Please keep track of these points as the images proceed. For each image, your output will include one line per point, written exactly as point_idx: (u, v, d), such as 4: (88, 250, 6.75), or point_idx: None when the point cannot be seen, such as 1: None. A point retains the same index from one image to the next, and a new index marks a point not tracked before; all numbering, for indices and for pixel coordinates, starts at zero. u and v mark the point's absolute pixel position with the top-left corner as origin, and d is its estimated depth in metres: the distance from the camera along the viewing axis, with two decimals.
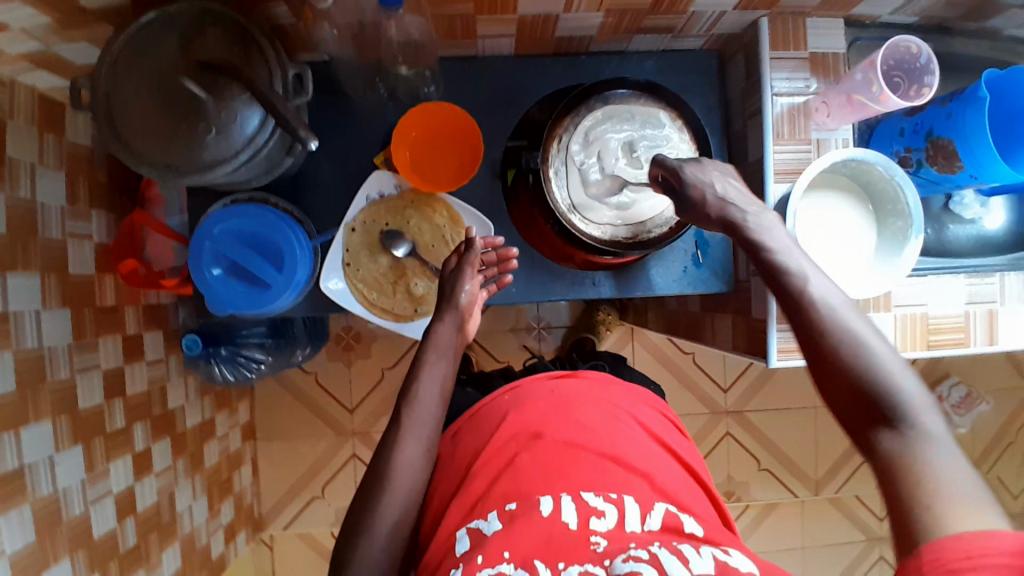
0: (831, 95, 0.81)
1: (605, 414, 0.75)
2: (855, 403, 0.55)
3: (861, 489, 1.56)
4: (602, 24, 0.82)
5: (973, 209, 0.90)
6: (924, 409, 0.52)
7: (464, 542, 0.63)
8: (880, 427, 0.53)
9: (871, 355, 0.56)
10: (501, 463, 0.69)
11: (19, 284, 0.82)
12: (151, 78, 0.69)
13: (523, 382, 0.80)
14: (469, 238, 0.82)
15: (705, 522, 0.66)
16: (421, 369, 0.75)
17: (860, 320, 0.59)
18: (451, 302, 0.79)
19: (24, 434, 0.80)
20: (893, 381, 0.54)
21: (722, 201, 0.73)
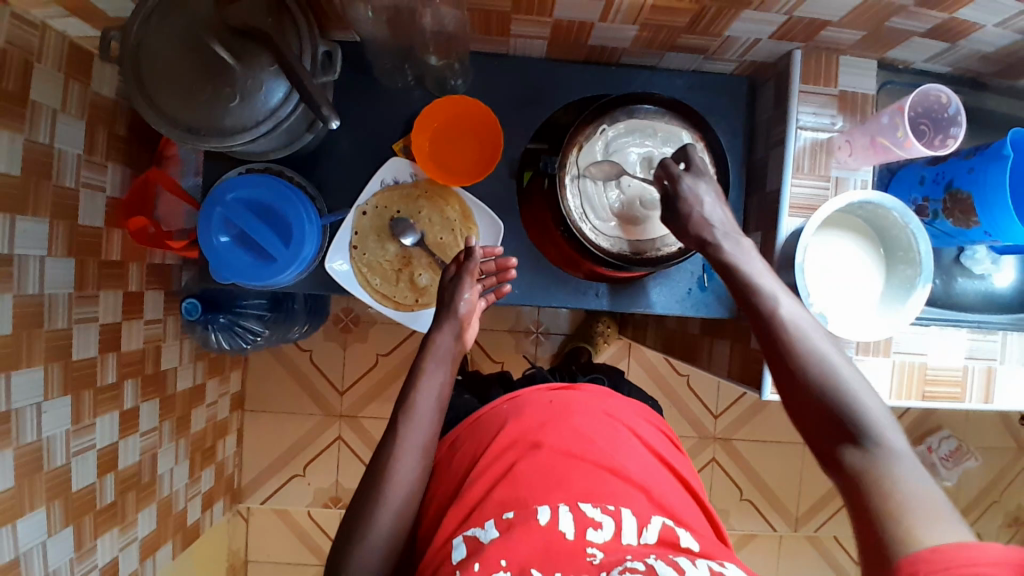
0: (856, 134, 0.81)
1: (602, 424, 0.75)
2: (825, 423, 0.60)
3: (840, 531, 1.55)
4: (636, 37, 0.82)
5: (985, 264, 0.90)
6: (887, 427, 0.58)
7: (462, 548, 0.63)
8: (849, 445, 0.58)
9: (838, 376, 0.61)
10: (498, 470, 0.69)
11: (28, 229, 0.82)
12: (182, 37, 0.69)
13: (523, 392, 0.80)
14: (469, 246, 0.82)
15: (701, 536, 0.67)
16: (419, 377, 0.75)
17: (824, 340, 0.65)
18: (450, 310, 0.79)
19: (16, 379, 0.81)
20: (861, 402, 0.59)
21: (702, 220, 0.75)
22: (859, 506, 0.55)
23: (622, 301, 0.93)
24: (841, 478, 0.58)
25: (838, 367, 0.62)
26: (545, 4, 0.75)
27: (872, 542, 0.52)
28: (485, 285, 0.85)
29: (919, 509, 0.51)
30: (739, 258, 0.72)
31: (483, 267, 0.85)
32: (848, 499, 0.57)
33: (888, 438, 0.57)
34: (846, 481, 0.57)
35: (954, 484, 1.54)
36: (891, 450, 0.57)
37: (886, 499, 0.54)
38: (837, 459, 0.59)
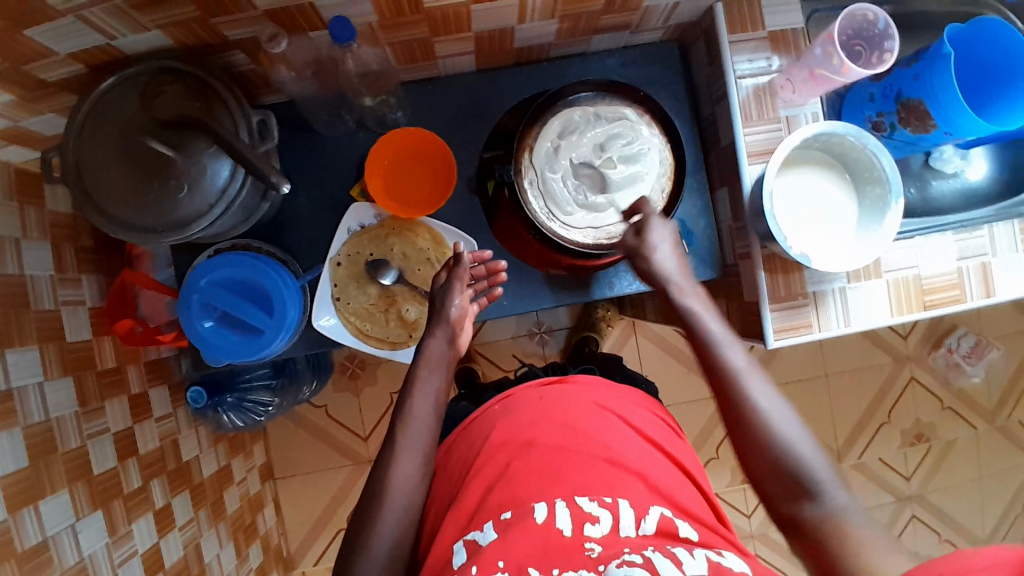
0: (795, 70, 0.81)
1: (595, 415, 0.79)
2: (783, 483, 0.69)
3: (885, 452, 1.52)
4: (559, 29, 0.83)
5: (954, 162, 0.90)
6: (834, 484, 0.68)
7: (462, 553, 0.67)
8: (804, 502, 0.68)
9: (791, 437, 0.70)
10: (493, 473, 0.74)
11: (19, 360, 0.83)
12: (118, 143, 0.70)
13: (514, 391, 0.84)
14: (457, 253, 0.84)
15: (700, 526, 0.70)
16: (414, 387, 0.79)
17: (769, 396, 0.73)
18: (440, 316, 0.82)
19: (44, 506, 0.82)
20: (811, 463, 0.69)
21: (656, 259, 0.80)
22: (818, 554, 0.65)
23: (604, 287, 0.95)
24: (801, 533, 0.67)
25: (790, 426, 0.71)
26: (461, 19, 0.76)
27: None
28: (476, 290, 0.87)
29: (877, 557, 0.60)
30: (694, 308, 0.78)
31: (473, 272, 0.86)
32: (805, 548, 0.66)
33: (836, 494, 0.67)
34: (806, 534, 0.66)
35: (982, 379, 1.54)
36: (844, 505, 0.66)
37: (842, 551, 0.63)
38: (795, 516, 0.68)
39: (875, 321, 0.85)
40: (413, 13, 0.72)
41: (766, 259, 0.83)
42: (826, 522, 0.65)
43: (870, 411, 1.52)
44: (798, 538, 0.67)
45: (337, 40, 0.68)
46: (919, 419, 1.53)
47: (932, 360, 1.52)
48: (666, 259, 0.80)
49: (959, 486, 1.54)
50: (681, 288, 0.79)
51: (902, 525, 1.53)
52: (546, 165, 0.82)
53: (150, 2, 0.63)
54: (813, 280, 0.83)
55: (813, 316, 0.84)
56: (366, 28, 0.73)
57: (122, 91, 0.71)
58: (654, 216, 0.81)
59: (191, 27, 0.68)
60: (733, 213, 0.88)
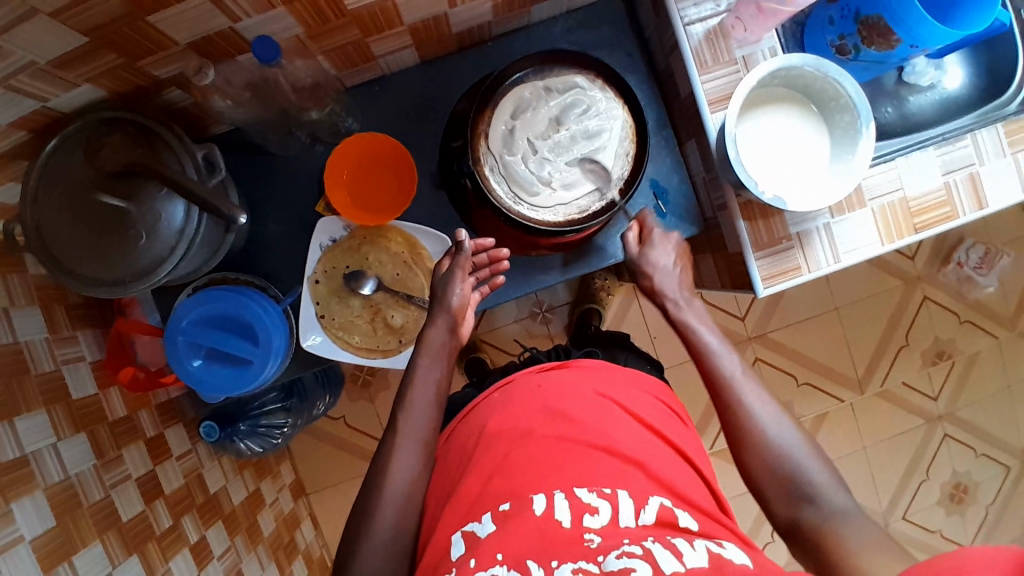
0: (742, 8, 0.76)
1: (593, 402, 0.79)
2: (782, 488, 0.70)
3: (907, 375, 1.50)
4: (494, 6, 0.80)
5: (929, 74, 0.86)
6: (833, 488, 0.68)
7: (460, 544, 0.67)
8: (805, 506, 0.69)
9: (788, 441, 0.72)
10: (492, 463, 0.73)
11: (29, 425, 0.84)
12: (69, 203, 0.69)
13: (515, 378, 0.85)
14: (457, 239, 0.81)
15: (698, 513, 0.69)
16: (415, 375, 0.79)
17: (768, 405, 0.75)
18: (442, 305, 0.80)
19: (78, 560, 0.84)
20: (807, 466, 0.70)
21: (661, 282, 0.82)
22: (815, 555, 0.65)
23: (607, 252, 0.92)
24: (801, 537, 0.68)
25: (787, 433, 0.73)
26: (389, 15, 0.74)
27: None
28: (478, 278, 0.85)
29: (870, 555, 0.60)
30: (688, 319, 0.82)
31: (475, 261, 0.84)
32: (804, 551, 0.67)
33: (836, 498, 0.68)
34: (806, 537, 0.67)
35: (997, 287, 1.50)
36: (844, 509, 0.67)
37: (839, 548, 0.63)
38: (796, 520, 0.69)
39: (866, 252, 0.82)
40: (339, 18, 0.70)
41: (743, 207, 0.80)
42: (825, 524, 0.66)
43: (887, 337, 1.49)
44: (798, 541, 0.68)
45: (261, 60, 0.66)
46: (938, 337, 1.50)
47: (944, 277, 1.49)
48: (670, 275, 0.83)
49: (988, 398, 1.52)
50: (677, 304, 0.82)
51: (935, 445, 1.51)
52: (504, 149, 0.81)
53: (73, 58, 0.62)
54: (794, 221, 0.81)
55: (800, 258, 0.82)
56: (294, 42, 0.72)
57: (66, 152, 0.70)
58: (658, 236, 0.84)
59: (119, 74, 0.68)
60: (704, 164, 0.86)
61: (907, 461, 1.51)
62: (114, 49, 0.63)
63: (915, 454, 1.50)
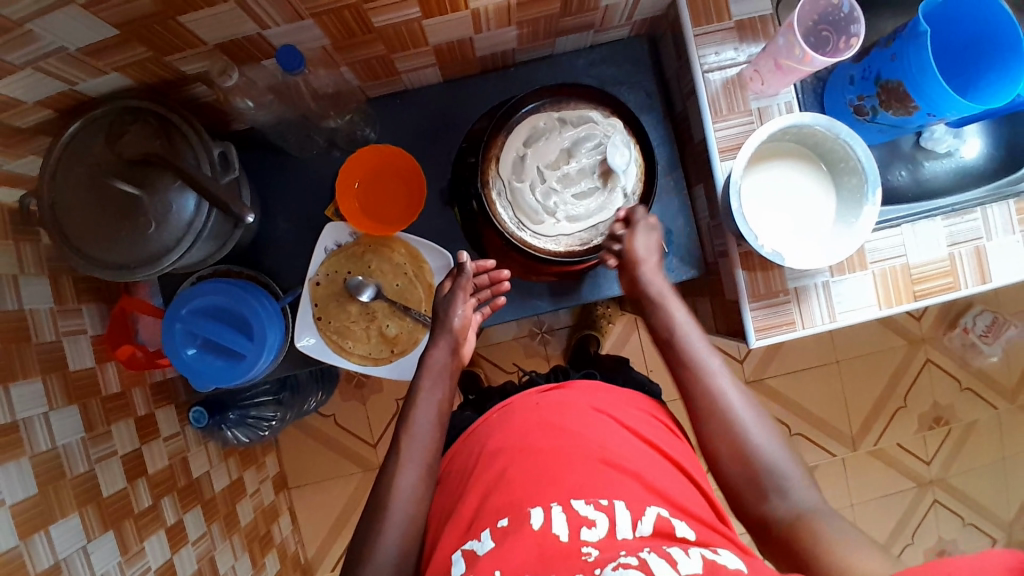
0: (761, 61, 0.77)
1: (589, 418, 0.80)
2: (751, 481, 0.71)
3: (902, 436, 1.48)
4: (519, 35, 0.82)
5: (948, 141, 0.86)
6: (802, 485, 0.69)
7: (461, 563, 0.66)
8: (771, 500, 0.69)
9: (758, 435, 0.73)
10: (491, 479, 0.73)
11: (22, 392, 0.86)
12: (85, 185, 0.71)
13: (514, 399, 0.86)
14: (459, 262, 0.84)
15: (696, 524, 0.69)
16: (417, 398, 0.81)
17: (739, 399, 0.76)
18: (444, 327, 0.84)
19: (54, 531, 0.85)
20: (776, 460, 0.71)
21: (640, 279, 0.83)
22: (785, 554, 0.65)
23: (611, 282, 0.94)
24: (768, 533, 0.68)
25: (760, 430, 0.73)
26: (415, 35, 0.76)
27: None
28: (479, 300, 0.88)
29: (852, 542, 0.60)
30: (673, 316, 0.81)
31: (476, 282, 0.87)
32: (772, 546, 0.67)
33: (802, 495, 0.68)
34: (775, 532, 0.67)
35: (1001, 357, 1.48)
36: (812, 505, 0.67)
37: (806, 543, 0.63)
38: (762, 514, 0.69)
39: (863, 314, 0.82)
40: (365, 34, 0.72)
41: (743, 257, 0.80)
42: (790, 519, 0.67)
43: (885, 396, 1.48)
44: (766, 538, 0.68)
45: (286, 69, 0.68)
46: (937, 402, 1.48)
47: (948, 341, 1.48)
48: (648, 258, 0.83)
49: (982, 468, 1.50)
50: (663, 295, 0.83)
51: (923, 512, 1.49)
52: (513, 177, 0.82)
53: (103, 48, 0.64)
54: (793, 276, 0.81)
55: (796, 313, 0.82)
56: (320, 52, 0.74)
57: (87, 136, 0.72)
58: (642, 221, 0.82)
59: (146, 66, 0.70)
60: (710, 210, 0.87)
61: (893, 523, 1.48)
62: (144, 43, 0.65)
63: (902, 518, 1.48)
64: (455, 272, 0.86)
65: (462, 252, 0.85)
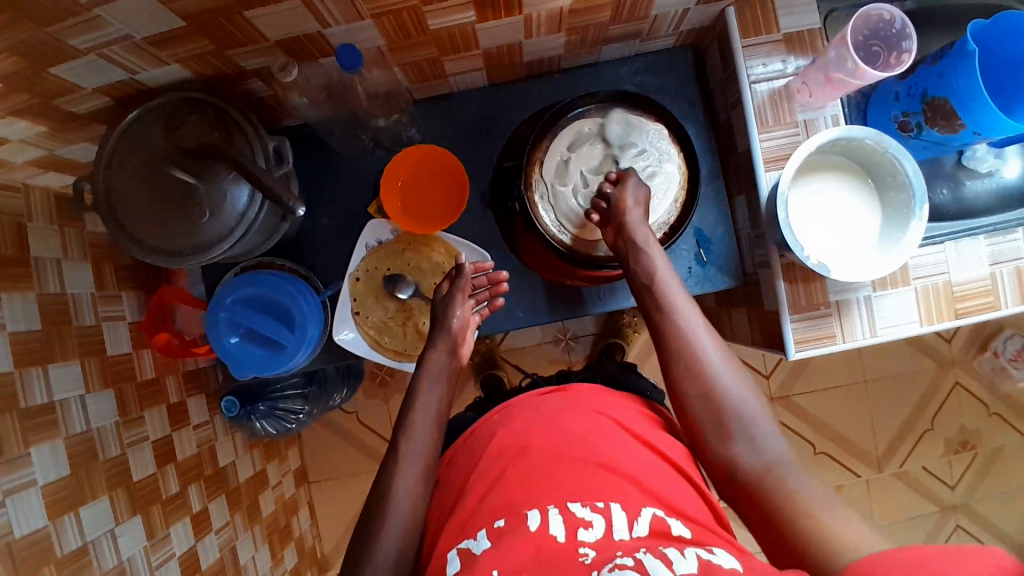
0: (810, 74, 0.78)
1: (588, 419, 0.78)
2: (724, 433, 0.71)
3: (927, 459, 1.46)
4: (568, 42, 0.83)
5: (989, 161, 0.85)
6: (770, 434, 0.70)
7: (456, 562, 0.65)
8: (743, 452, 0.70)
9: (732, 387, 0.73)
10: (489, 480, 0.72)
11: (62, 373, 0.87)
12: (143, 172, 0.73)
13: (513, 401, 0.84)
14: (458, 263, 0.85)
15: (692, 524, 0.68)
16: (416, 398, 0.80)
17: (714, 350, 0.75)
18: (444, 328, 0.84)
19: (84, 513, 0.86)
20: (749, 412, 0.71)
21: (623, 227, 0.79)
22: (758, 507, 0.67)
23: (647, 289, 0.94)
24: (740, 483, 0.69)
25: (733, 380, 0.73)
26: (468, 38, 0.77)
27: (774, 526, 0.64)
28: (477, 299, 0.88)
29: (819, 504, 0.63)
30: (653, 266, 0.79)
31: (474, 283, 0.87)
32: (744, 496, 0.69)
33: (776, 447, 0.69)
34: (742, 480, 0.69)
35: None
36: (781, 455, 0.69)
37: (786, 503, 0.65)
38: (735, 464, 0.70)
39: (905, 330, 0.82)
40: (420, 35, 0.74)
41: (785, 268, 0.81)
42: (764, 473, 0.68)
43: (911, 417, 1.46)
44: (737, 488, 0.70)
45: (344, 66, 0.70)
46: (964, 425, 1.47)
47: (978, 364, 1.46)
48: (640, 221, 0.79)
49: (1008, 495, 1.47)
50: (641, 247, 0.79)
51: (946, 536, 1.46)
52: (557, 180, 0.83)
53: (167, 39, 0.66)
54: (835, 289, 0.81)
55: (836, 326, 0.82)
56: (375, 53, 0.75)
57: (146, 124, 0.74)
58: (633, 178, 0.81)
59: (207, 59, 0.71)
60: (750, 221, 0.87)
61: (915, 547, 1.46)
62: (207, 36, 0.67)
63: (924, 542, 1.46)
64: (454, 273, 0.86)
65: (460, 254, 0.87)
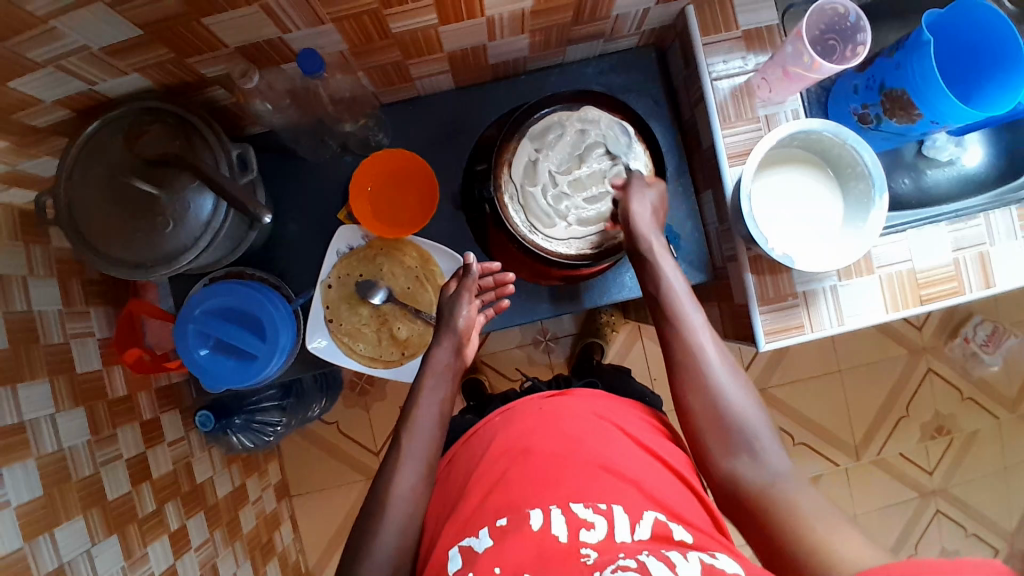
0: (769, 69, 0.79)
1: (591, 424, 0.78)
2: (725, 440, 0.71)
3: (904, 446, 1.48)
4: (532, 44, 0.84)
5: (949, 149, 0.87)
6: (773, 448, 0.70)
7: (457, 559, 0.65)
8: (743, 460, 0.70)
9: (736, 397, 0.73)
10: (491, 480, 0.72)
11: (30, 393, 0.85)
12: (106, 185, 0.72)
13: (515, 403, 0.84)
14: (466, 262, 0.84)
15: (694, 528, 0.67)
16: (418, 396, 0.79)
17: (718, 354, 0.75)
18: (449, 326, 0.83)
19: (59, 534, 0.83)
20: (752, 422, 0.72)
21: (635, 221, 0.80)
22: (758, 518, 0.66)
23: (607, 288, 0.94)
24: (740, 493, 0.69)
25: (736, 389, 0.74)
26: (432, 42, 0.77)
27: (772, 543, 0.63)
28: (484, 301, 0.88)
29: (818, 519, 0.61)
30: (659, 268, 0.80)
31: (482, 284, 0.87)
32: (743, 506, 0.68)
33: (776, 458, 0.69)
34: (743, 494, 0.68)
35: (1001, 367, 1.50)
36: (780, 468, 0.69)
37: (779, 515, 0.64)
38: (734, 473, 0.70)
39: (871, 318, 0.84)
40: (383, 39, 0.74)
41: (752, 261, 0.82)
42: (765, 485, 0.68)
43: (887, 405, 1.49)
44: (735, 498, 0.69)
45: (306, 71, 0.70)
46: (939, 411, 1.49)
47: (950, 350, 1.49)
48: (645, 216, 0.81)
49: (984, 478, 1.50)
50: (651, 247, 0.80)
51: (926, 521, 1.48)
52: (525, 181, 0.84)
53: (125, 48, 0.65)
54: (802, 280, 0.82)
55: (804, 316, 0.83)
56: (339, 57, 0.75)
57: (107, 135, 0.73)
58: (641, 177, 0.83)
59: (167, 67, 0.71)
60: (717, 215, 0.88)
61: (897, 532, 1.48)
62: (167, 45, 0.66)
63: (905, 526, 1.48)
64: (461, 273, 0.86)
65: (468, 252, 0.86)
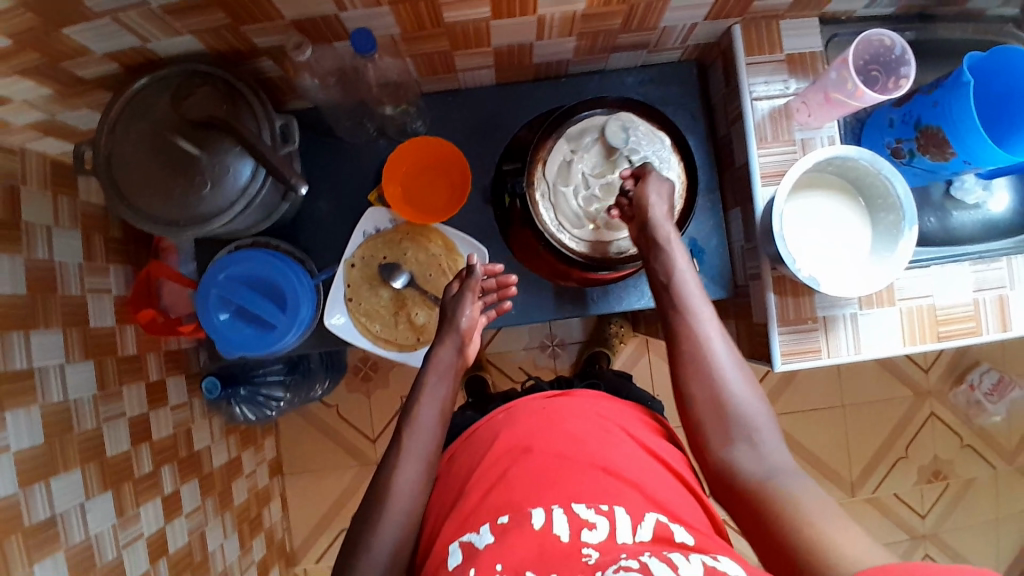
0: (809, 95, 0.80)
1: (594, 426, 0.78)
2: (724, 424, 0.72)
3: (899, 486, 1.48)
4: (577, 47, 0.85)
5: (976, 193, 0.87)
6: (771, 438, 0.71)
7: (458, 554, 0.66)
8: (740, 445, 0.71)
9: (739, 389, 0.74)
10: (492, 477, 0.72)
11: (43, 341, 0.85)
12: (148, 141, 0.73)
13: (518, 401, 0.84)
14: (469, 265, 0.86)
15: (695, 531, 0.67)
16: (421, 393, 0.80)
17: (723, 345, 0.76)
18: (451, 325, 0.83)
19: (55, 484, 0.84)
20: (752, 412, 0.72)
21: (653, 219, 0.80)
22: (754, 505, 0.66)
23: (626, 294, 0.95)
24: (735, 478, 0.69)
25: (739, 380, 0.74)
26: (480, 35, 0.78)
27: (765, 534, 0.62)
28: (485, 302, 0.88)
29: (817, 509, 0.61)
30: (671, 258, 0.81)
31: (483, 285, 0.87)
32: (737, 494, 0.68)
33: (774, 452, 0.70)
34: (739, 481, 0.69)
35: (1004, 418, 1.50)
36: (778, 459, 0.69)
37: (775, 501, 0.64)
38: (731, 459, 0.71)
39: (888, 349, 0.84)
40: (434, 27, 0.75)
41: (776, 281, 0.82)
42: (761, 474, 0.68)
43: (886, 444, 1.49)
44: (730, 483, 0.69)
45: (357, 49, 0.71)
46: (937, 455, 1.49)
47: (953, 396, 1.49)
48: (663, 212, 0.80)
49: (976, 528, 1.49)
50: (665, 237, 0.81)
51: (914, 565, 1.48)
52: (558, 180, 0.84)
53: (182, 8, 0.66)
54: (823, 304, 0.83)
55: (821, 341, 0.83)
56: (388, 41, 0.76)
57: (154, 92, 0.74)
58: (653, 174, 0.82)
59: (221, 33, 0.72)
60: (744, 233, 0.89)
61: None
62: (224, 9, 0.67)
63: None
64: (466, 273, 0.87)
65: (471, 255, 0.87)
